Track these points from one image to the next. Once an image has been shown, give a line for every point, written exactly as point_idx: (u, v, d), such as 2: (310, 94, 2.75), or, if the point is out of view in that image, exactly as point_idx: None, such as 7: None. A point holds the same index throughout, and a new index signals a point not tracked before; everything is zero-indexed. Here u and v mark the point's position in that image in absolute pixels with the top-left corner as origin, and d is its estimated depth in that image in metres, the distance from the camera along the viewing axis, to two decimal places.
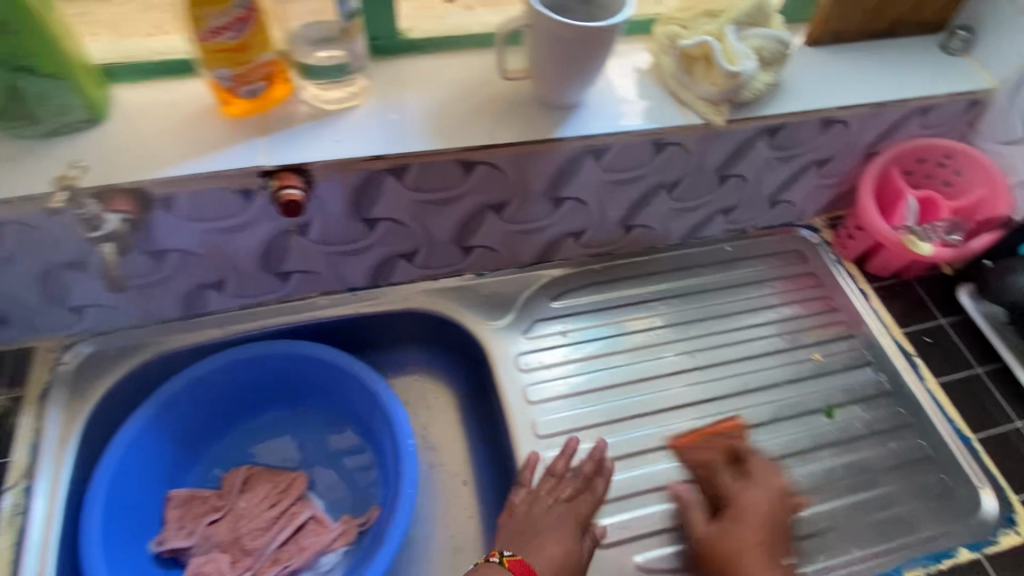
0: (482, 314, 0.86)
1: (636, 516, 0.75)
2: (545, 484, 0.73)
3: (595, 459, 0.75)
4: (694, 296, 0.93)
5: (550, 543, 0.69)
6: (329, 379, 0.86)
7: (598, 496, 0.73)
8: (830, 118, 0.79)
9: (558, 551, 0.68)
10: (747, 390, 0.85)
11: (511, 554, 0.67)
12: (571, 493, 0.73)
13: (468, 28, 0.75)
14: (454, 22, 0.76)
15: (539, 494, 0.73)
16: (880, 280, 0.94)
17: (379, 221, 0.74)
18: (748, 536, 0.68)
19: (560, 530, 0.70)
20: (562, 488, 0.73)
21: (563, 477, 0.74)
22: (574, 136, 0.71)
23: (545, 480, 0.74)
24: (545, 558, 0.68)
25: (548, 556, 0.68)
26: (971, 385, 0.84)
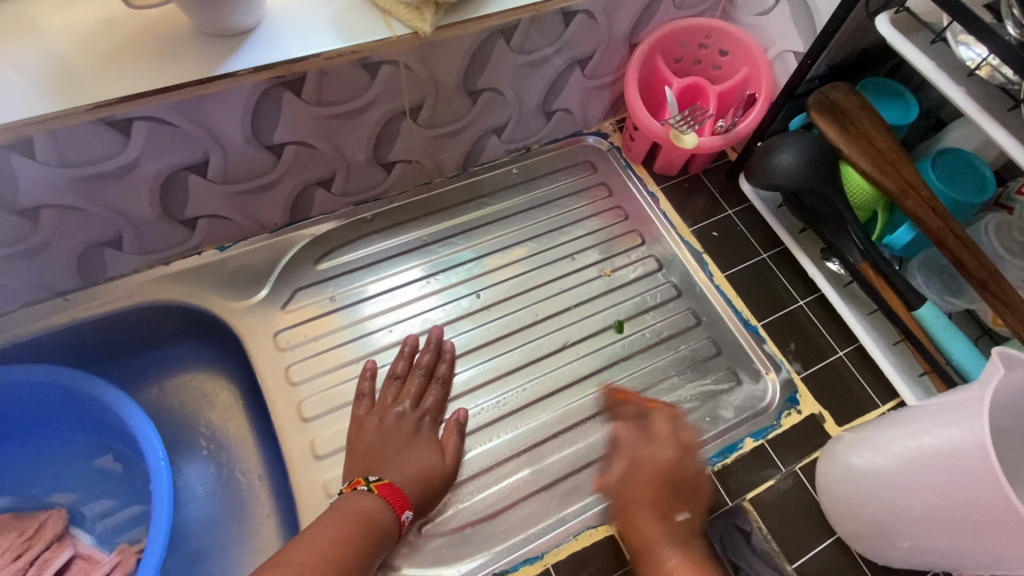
0: (232, 293, 0.75)
1: (480, 452, 0.72)
2: (389, 395, 0.71)
3: (434, 345, 0.75)
4: (481, 228, 0.86)
5: (416, 451, 0.67)
6: (63, 402, 0.73)
7: (444, 386, 0.73)
8: (567, 10, 0.70)
9: (423, 458, 0.67)
10: (537, 321, 0.80)
11: (379, 480, 0.63)
12: (417, 391, 0.72)
13: None
14: None
15: (386, 405, 0.70)
16: (669, 179, 0.90)
17: (40, 210, 0.60)
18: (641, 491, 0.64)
19: (419, 437, 0.68)
20: (408, 390, 0.72)
21: (405, 378, 0.73)
22: (247, 69, 0.58)
23: (388, 389, 0.71)
24: (411, 467, 0.65)
25: (413, 465, 0.66)
26: (757, 272, 0.83)
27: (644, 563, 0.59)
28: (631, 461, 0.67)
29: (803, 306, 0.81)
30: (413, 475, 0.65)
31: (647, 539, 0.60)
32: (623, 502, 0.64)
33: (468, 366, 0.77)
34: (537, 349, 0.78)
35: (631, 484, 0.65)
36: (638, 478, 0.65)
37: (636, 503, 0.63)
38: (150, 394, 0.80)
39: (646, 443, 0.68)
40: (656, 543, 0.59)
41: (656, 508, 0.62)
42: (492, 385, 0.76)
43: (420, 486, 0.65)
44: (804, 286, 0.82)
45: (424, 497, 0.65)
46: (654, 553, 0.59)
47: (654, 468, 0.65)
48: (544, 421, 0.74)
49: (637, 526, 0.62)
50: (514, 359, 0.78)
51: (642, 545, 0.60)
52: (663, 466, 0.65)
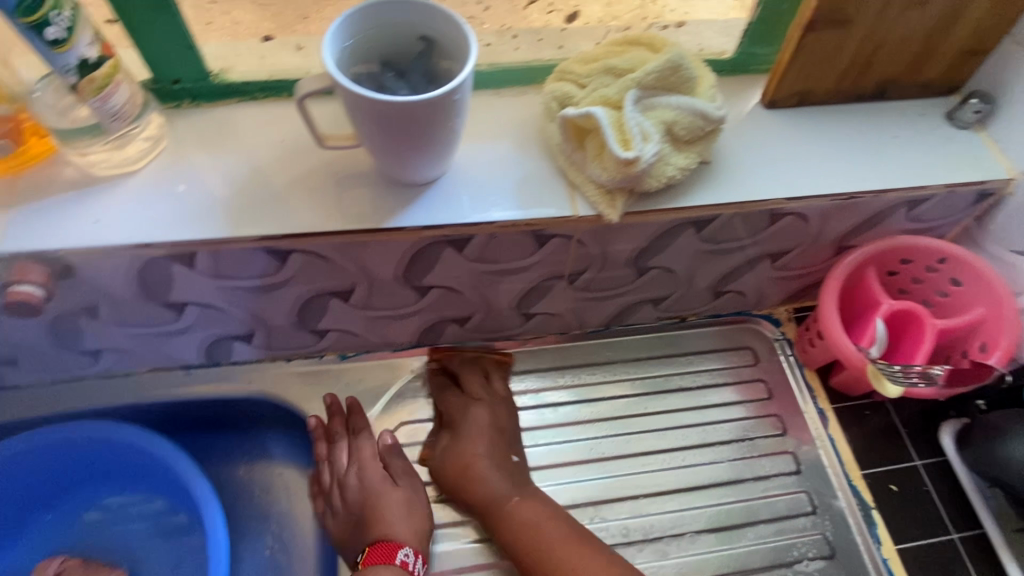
0: (341, 408, 0.72)
1: None
2: (327, 478, 0.70)
3: (333, 409, 0.71)
4: (611, 400, 0.75)
5: (390, 500, 0.66)
6: (156, 468, 0.72)
7: (364, 432, 0.70)
8: (778, 210, 0.60)
9: (398, 499, 0.66)
10: (648, 540, 0.68)
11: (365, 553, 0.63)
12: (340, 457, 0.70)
13: (283, 66, 0.58)
14: (273, 58, 0.59)
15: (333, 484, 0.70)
16: (845, 398, 0.75)
17: (185, 305, 0.60)
18: (472, 447, 0.67)
19: (378, 490, 0.67)
20: (336, 459, 0.70)
21: (331, 456, 0.70)
22: (415, 225, 0.54)
23: (320, 473, 0.71)
24: (388, 517, 0.65)
25: (389, 515, 0.65)
26: (942, 557, 0.66)
27: (495, 518, 0.65)
28: (444, 437, 0.70)
29: None
30: (394, 520, 0.65)
31: (489, 497, 0.65)
32: (456, 462, 0.67)
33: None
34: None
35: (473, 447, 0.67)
36: (466, 447, 0.68)
37: (479, 460, 0.67)
38: (236, 473, 0.78)
39: (472, 408, 0.70)
40: (500, 500, 0.65)
41: (493, 461, 0.67)
42: None
43: (412, 522, 0.65)
44: None
45: (421, 536, 0.65)
46: (505, 508, 0.64)
47: (479, 434, 0.68)
48: None
49: (479, 483, 0.66)
50: None
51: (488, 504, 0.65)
52: (479, 425, 0.69)
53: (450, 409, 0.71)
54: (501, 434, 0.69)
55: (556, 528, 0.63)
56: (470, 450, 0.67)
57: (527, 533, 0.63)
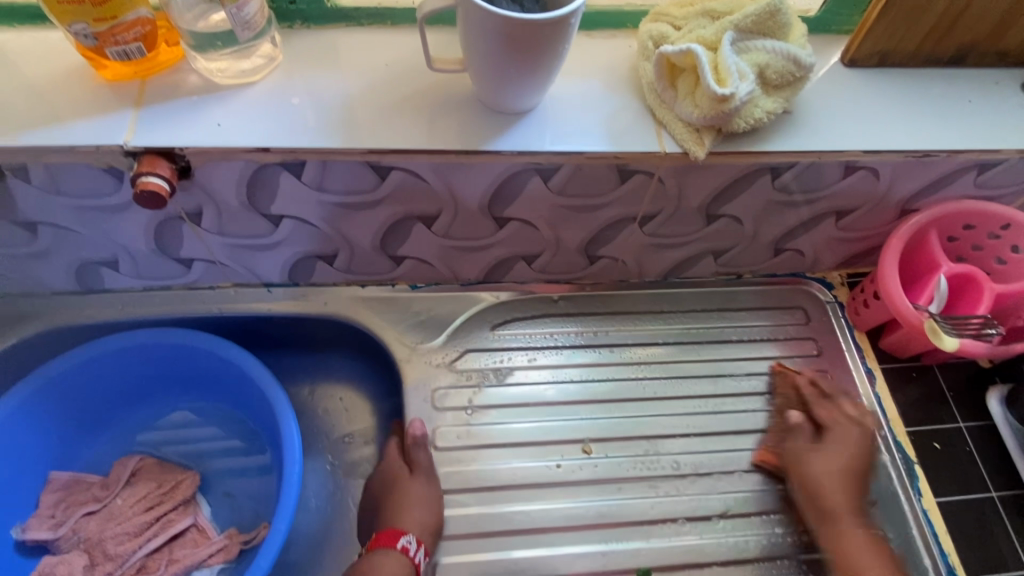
0: (409, 334, 0.76)
1: None
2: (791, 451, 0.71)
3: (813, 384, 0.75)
4: (666, 346, 0.79)
5: (404, 491, 0.67)
6: (232, 379, 0.76)
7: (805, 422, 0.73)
8: (854, 163, 0.62)
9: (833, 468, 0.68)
10: (699, 474, 0.72)
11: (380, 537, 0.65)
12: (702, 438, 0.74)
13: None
14: None
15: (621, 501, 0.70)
16: (893, 359, 0.78)
17: (282, 218, 0.64)
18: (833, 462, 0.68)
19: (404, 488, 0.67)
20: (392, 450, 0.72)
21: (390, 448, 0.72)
22: (512, 150, 0.57)
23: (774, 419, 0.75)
24: (410, 512, 0.65)
25: (412, 510, 0.66)
26: (979, 511, 0.69)
27: (828, 526, 0.66)
28: (816, 450, 0.70)
29: None
30: (413, 514, 0.65)
31: (852, 510, 0.67)
32: (824, 475, 0.68)
33: (590, 498, 0.70)
34: (693, 506, 0.71)
35: (837, 454, 0.69)
36: (822, 462, 0.68)
37: (841, 473, 0.68)
38: (300, 392, 0.83)
39: (813, 452, 0.70)
40: (840, 511, 0.66)
41: (849, 481, 0.67)
42: (619, 529, 0.69)
43: (424, 514, 0.66)
44: None
45: (431, 533, 0.66)
46: (837, 517, 0.66)
47: (846, 452, 0.69)
48: None
49: (828, 493, 0.67)
50: (658, 507, 0.70)
51: (828, 510, 0.67)
52: (851, 440, 0.69)
53: (829, 418, 0.71)
54: (864, 462, 0.69)
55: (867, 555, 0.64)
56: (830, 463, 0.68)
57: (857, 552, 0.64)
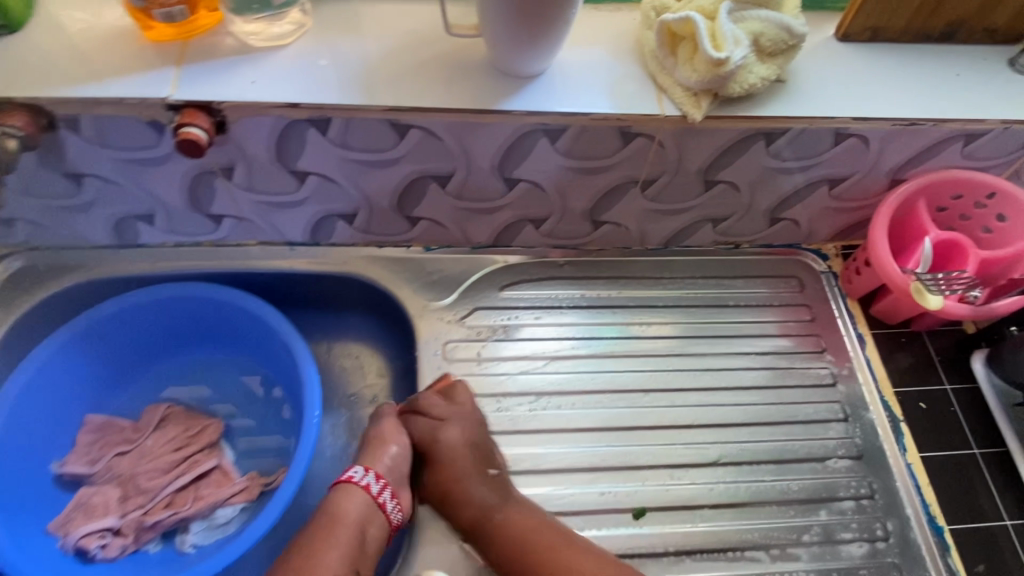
0: (423, 292, 0.81)
1: (604, 535, 0.68)
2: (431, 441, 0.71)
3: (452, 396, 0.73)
4: (666, 309, 0.82)
5: (448, 439, 0.70)
6: (256, 333, 0.81)
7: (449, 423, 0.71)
8: (844, 130, 0.66)
9: (455, 435, 0.70)
10: (697, 425, 0.75)
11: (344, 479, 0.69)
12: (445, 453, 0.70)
13: None
14: None
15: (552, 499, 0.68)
16: (884, 325, 0.81)
17: (308, 174, 0.69)
18: (455, 437, 0.70)
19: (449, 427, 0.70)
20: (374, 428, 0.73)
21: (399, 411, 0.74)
22: (522, 110, 0.61)
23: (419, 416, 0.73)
24: (455, 432, 0.70)
25: (454, 431, 0.70)
26: (962, 466, 0.73)
27: (483, 535, 0.65)
28: (440, 435, 0.71)
29: (1007, 527, 0.70)
30: (460, 434, 0.70)
31: (478, 513, 0.66)
32: (458, 445, 0.69)
33: (592, 444, 0.73)
34: (691, 454, 0.73)
35: (452, 467, 0.69)
36: (451, 436, 0.70)
37: (463, 449, 0.69)
38: (318, 348, 0.88)
39: (441, 425, 0.70)
40: (488, 513, 0.66)
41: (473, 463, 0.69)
42: (620, 472, 0.71)
43: (466, 425, 0.70)
44: (1015, 506, 0.71)
45: (395, 473, 0.69)
46: (490, 520, 0.65)
47: (461, 427, 0.70)
48: (665, 531, 0.68)
49: (455, 487, 0.68)
50: (658, 454, 0.73)
51: (478, 524, 0.66)
52: (453, 449, 0.69)
53: (443, 413, 0.71)
54: (480, 451, 0.69)
55: (546, 553, 0.63)
56: (453, 437, 0.70)
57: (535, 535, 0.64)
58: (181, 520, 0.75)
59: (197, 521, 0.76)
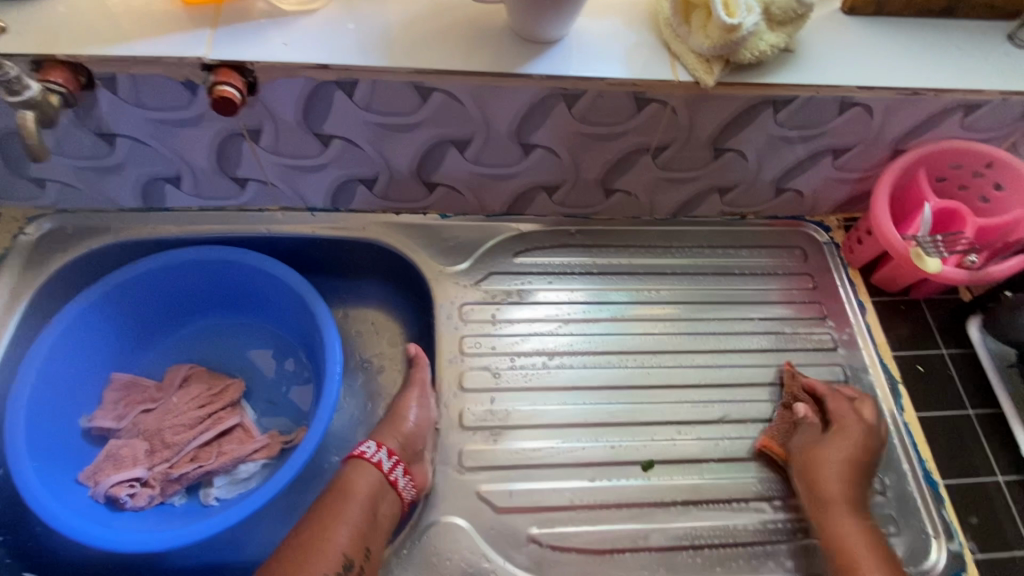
0: (440, 257, 0.83)
1: (617, 485, 0.71)
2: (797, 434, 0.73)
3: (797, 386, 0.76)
4: (675, 276, 0.85)
5: (824, 456, 0.68)
6: (277, 296, 0.84)
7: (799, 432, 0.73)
8: (848, 99, 0.69)
9: (828, 450, 0.69)
10: (705, 384, 0.78)
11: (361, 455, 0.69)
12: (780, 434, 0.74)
13: None
14: None
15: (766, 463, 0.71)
16: (883, 294, 0.84)
17: (332, 138, 0.71)
18: (835, 454, 0.68)
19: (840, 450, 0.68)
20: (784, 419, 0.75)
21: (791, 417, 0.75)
22: (542, 74, 0.64)
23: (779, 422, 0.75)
24: (830, 454, 0.68)
25: (830, 453, 0.68)
26: (957, 426, 0.76)
27: (821, 514, 0.66)
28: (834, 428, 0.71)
29: (1000, 483, 0.73)
30: (842, 458, 0.68)
31: (851, 499, 0.66)
32: (824, 462, 0.68)
33: (605, 401, 0.76)
34: (699, 411, 0.76)
35: (834, 450, 0.69)
36: (831, 450, 0.68)
37: (840, 463, 0.68)
38: (335, 314, 0.90)
39: (822, 440, 0.70)
40: (830, 506, 0.66)
41: (853, 472, 0.68)
42: (632, 428, 0.75)
43: (846, 483, 0.67)
44: (1008, 463, 0.74)
45: (407, 449, 0.69)
46: (832, 510, 0.66)
47: (849, 442, 0.69)
48: (673, 482, 0.72)
49: (824, 482, 0.67)
50: (667, 411, 0.76)
51: (845, 504, 0.66)
52: (820, 458, 0.68)
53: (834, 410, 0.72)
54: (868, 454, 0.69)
55: (865, 548, 0.63)
56: (830, 455, 0.68)
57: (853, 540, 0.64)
58: (205, 473, 0.77)
59: (220, 476, 0.79)
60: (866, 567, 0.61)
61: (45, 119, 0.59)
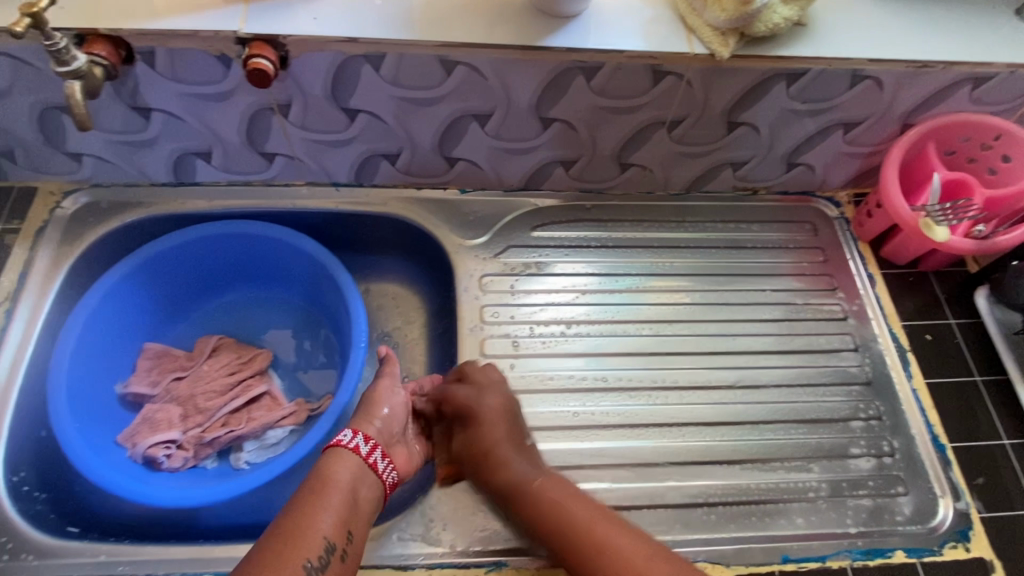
0: (459, 231, 0.86)
1: (631, 446, 0.74)
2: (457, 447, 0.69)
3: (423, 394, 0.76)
4: (687, 249, 0.87)
5: (489, 425, 0.67)
6: (303, 270, 0.87)
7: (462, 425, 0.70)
8: (860, 72, 0.71)
9: (484, 415, 0.68)
10: (716, 351, 0.80)
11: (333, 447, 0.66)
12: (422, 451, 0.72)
13: None
14: None
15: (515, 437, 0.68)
16: (893, 266, 0.86)
17: (358, 112, 0.74)
18: (495, 432, 0.67)
19: (488, 408, 0.68)
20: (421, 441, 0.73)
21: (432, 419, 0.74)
22: (562, 47, 0.66)
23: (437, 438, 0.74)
24: (495, 403, 0.69)
25: (495, 402, 0.69)
26: (964, 391, 0.78)
27: (516, 502, 0.62)
28: (477, 409, 0.68)
29: (1006, 446, 0.75)
30: (496, 413, 0.68)
31: (514, 481, 0.63)
32: (488, 416, 0.68)
33: (620, 368, 0.79)
34: (710, 377, 0.79)
35: (484, 430, 0.67)
36: (488, 400, 0.69)
37: (501, 442, 0.66)
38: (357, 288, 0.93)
39: (472, 401, 0.69)
40: (518, 481, 0.63)
41: (511, 445, 0.66)
42: (645, 393, 0.77)
43: (522, 457, 0.65)
44: (1014, 427, 0.76)
45: (384, 434, 0.68)
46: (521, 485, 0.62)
47: (494, 415, 0.68)
48: (685, 443, 0.74)
49: (488, 466, 0.65)
50: (678, 377, 0.79)
51: (507, 489, 0.63)
52: (494, 436, 0.67)
53: (461, 399, 0.70)
54: (512, 424, 0.68)
55: (576, 502, 0.60)
56: (491, 432, 0.67)
57: (571, 502, 0.60)
58: (236, 438, 0.80)
59: (250, 441, 0.81)
60: (579, 515, 0.58)
61: (90, 89, 0.62)
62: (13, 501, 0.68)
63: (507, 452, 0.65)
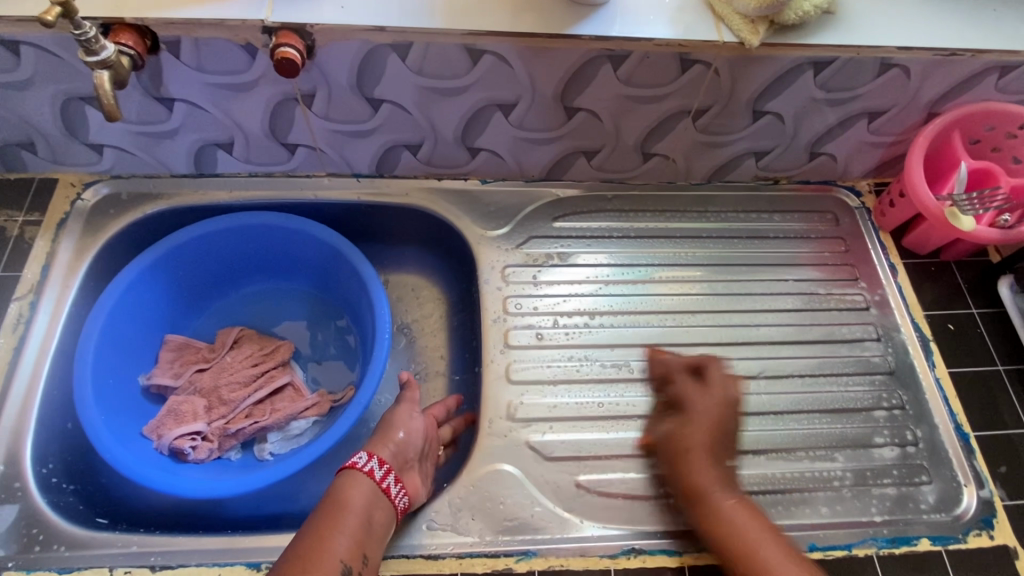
0: (481, 221, 0.86)
1: None
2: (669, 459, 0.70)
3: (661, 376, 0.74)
4: (709, 240, 0.87)
5: (692, 432, 0.65)
6: (325, 261, 0.87)
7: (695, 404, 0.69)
8: (887, 60, 0.70)
9: (706, 419, 0.66)
10: (741, 341, 0.81)
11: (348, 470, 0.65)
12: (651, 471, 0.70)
13: None
14: None
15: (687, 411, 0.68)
16: (914, 256, 0.86)
17: (382, 102, 0.73)
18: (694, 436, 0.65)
19: (699, 419, 0.66)
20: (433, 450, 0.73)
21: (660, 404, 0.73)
22: (591, 36, 0.66)
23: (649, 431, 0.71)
24: (702, 420, 0.66)
25: (700, 420, 0.66)
26: (986, 380, 0.78)
27: (702, 504, 0.62)
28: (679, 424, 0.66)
29: None
30: (710, 429, 0.65)
31: (697, 486, 0.62)
32: (692, 438, 0.65)
33: (645, 358, 0.79)
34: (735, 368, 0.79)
35: (693, 464, 0.63)
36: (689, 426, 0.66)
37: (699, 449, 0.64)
38: None
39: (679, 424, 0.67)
40: (706, 490, 0.62)
41: (710, 453, 0.63)
42: None
43: (719, 468, 0.63)
44: None
45: (400, 458, 0.66)
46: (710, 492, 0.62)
47: (703, 419, 0.66)
48: None
49: (691, 471, 0.63)
50: None
51: (698, 494, 0.62)
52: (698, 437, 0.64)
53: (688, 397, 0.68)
54: (723, 432, 0.65)
55: (750, 522, 0.60)
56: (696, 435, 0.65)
57: (739, 516, 0.60)
58: (259, 429, 0.80)
59: (273, 432, 0.82)
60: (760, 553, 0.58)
61: (117, 78, 0.61)
62: (43, 492, 0.68)
63: (707, 462, 0.63)
